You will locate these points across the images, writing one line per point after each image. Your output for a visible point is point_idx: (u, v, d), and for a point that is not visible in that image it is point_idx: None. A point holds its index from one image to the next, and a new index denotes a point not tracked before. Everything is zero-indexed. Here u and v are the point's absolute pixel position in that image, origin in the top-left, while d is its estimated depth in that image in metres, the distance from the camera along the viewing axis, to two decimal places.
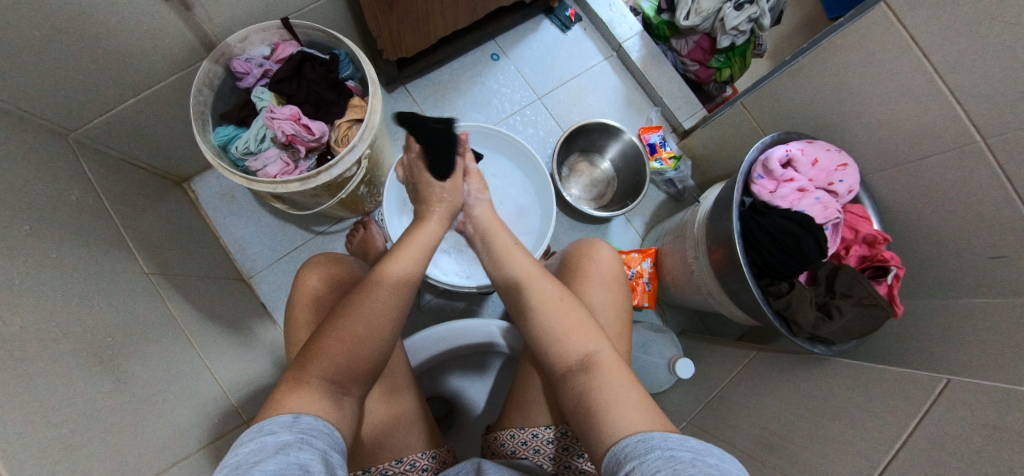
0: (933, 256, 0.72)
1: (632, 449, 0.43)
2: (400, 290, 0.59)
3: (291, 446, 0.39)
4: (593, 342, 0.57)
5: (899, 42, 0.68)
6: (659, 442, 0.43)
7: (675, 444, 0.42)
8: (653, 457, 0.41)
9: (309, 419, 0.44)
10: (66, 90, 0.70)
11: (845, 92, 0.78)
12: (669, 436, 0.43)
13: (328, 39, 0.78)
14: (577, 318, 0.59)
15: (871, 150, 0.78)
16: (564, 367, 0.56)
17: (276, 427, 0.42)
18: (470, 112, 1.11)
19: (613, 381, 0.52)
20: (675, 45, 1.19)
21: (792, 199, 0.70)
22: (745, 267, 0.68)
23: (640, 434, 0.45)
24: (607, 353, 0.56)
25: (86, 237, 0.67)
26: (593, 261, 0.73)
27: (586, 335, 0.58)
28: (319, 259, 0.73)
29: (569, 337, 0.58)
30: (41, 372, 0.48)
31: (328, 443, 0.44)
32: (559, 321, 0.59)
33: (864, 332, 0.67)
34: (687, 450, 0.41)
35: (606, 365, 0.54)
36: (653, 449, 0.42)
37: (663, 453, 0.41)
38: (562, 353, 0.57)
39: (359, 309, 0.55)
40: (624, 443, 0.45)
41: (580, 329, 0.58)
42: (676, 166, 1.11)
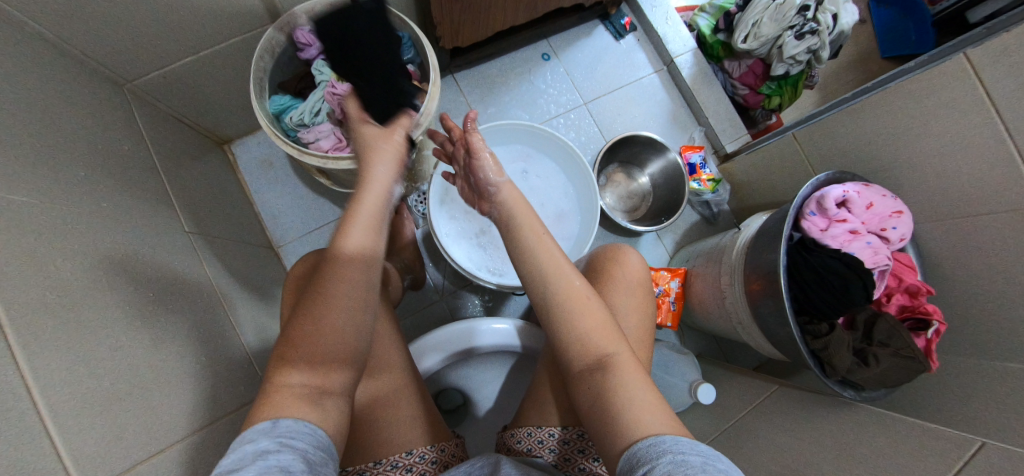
0: (974, 314, 0.72)
1: (644, 454, 0.43)
2: (360, 266, 0.53)
3: (272, 451, 0.38)
4: (612, 342, 0.55)
5: (971, 95, 0.66)
6: (669, 446, 0.42)
7: (687, 449, 0.42)
8: (664, 461, 0.41)
9: (288, 422, 0.42)
10: (130, 40, 0.70)
11: (905, 138, 0.77)
12: (679, 440, 0.43)
13: (394, 20, 0.77)
14: (598, 315, 0.57)
15: (925, 200, 0.77)
16: (582, 364, 0.55)
17: (256, 434, 0.40)
18: (515, 109, 1.11)
19: (631, 385, 0.51)
20: (727, 67, 1.18)
21: (843, 241, 0.68)
22: (787, 304, 0.67)
23: (651, 438, 0.44)
24: (625, 355, 0.54)
25: (134, 189, 0.68)
26: (621, 266, 0.72)
27: (606, 337, 0.55)
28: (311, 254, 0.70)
29: (588, 338, 0.55)
30: (90, 322, 0.48)
31: (311, 443, 0.42)
32: (579, 317, 0.56)
33: (897, 382, 0.67)
34: (698, 454, 0.41)
35: (625, 368, 0.53)
36: (664, 453, 0.41)
37: (675, 458, 0.40)
38: (576, 353, 0.55)
39: (325, 294, 0.50)
40: (637, 446, 0.44)
41: (602, 328, 0.56)
42: (715, 188, 1.10)
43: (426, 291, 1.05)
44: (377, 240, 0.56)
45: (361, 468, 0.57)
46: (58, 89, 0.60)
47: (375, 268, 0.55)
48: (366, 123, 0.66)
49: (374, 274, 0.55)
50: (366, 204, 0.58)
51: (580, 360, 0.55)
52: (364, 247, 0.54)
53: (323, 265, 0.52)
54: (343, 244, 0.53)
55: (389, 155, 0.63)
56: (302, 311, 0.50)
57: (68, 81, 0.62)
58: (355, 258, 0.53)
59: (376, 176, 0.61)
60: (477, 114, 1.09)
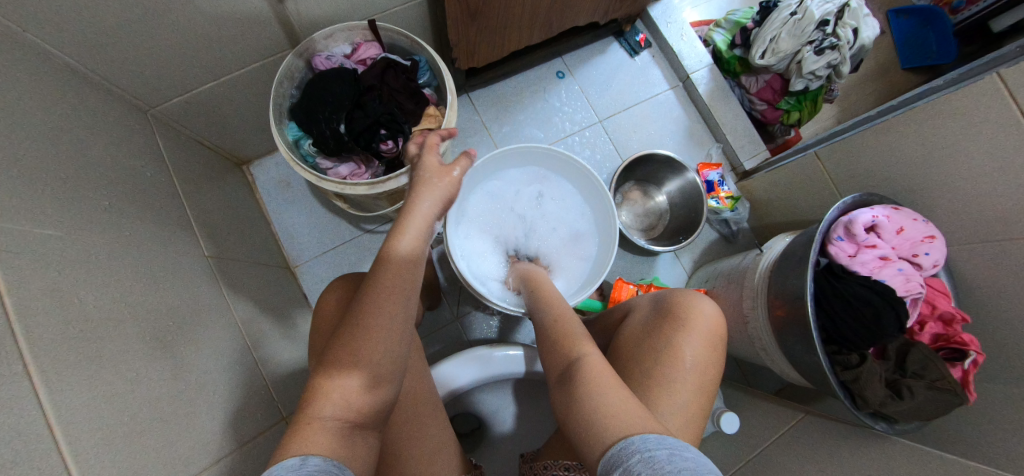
0: (1011, 343, 0.69)
1: (616, 457, 0.43)
2: (404, 272, 0.53)
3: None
4: (582, 348, 0.59)
5: (1007, 116, 0.64)
6: (638, 445, 0.43)
7: (654, 445, 0.42)
8: (634, 462, 0.41)
9: (316, 460, 0.42)
10: (155, 68, 0.71)
11: (934, 158, 0.75)
12: (648, 436, 0.44)
13: (411, 45, 0.78)
14: (574, 333, 0.63)
15: (957, 223, 0.74)
16: (557, 376, 0.59)
17: (285, 470, 0.40)
18: (530, 127, 1.10)
19: (598, 382, 0.52)
20: (744, 82, 1.16)
21: (873, 268, 0.66)
22: (815, 333, 0.65)
23: (623, 440, 0.44)
24: (593, 357, 0.57)
25: (157, 215, 0.68)
26: (691, 313, 0.63)
27: (574, 344, 0.60)
28: (335, 283, 0.70)
29: (563, 349, 0.61)
30: (111, 354, 0.48)
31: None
32: (557, 334, 0.63)
33: (933, 416, 0.64)
34: (664, 448, 0.41)
35: (592, 368, 0.55)
36: (635, 452, 0.42)
37: (643, 457, 0.41)
38: (554, 366, 0.61)
39: (360, 319, 0.49)
40: (611, 450, 0.44)
41: (572, 339, 0.61)
42: (733, 206, 1.08)
43: (441, 312, 1.04)
44: (425, 244, 0.57)
45: None
46: (85, 119, 0.61)
47: (415, 273, 0.54)
48: (430, 151, 0.63)
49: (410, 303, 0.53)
50: (416, 217, 0.57)
51: (557, 372, 0.59)
52: (410, 255, 0.54)
53: (374, 265, 0.53)
54: (394, 247, 0.54)
55: (437, 190, 0.59)
56: (342, 336, 0.49)
57: (93, 110, 0.63)
58: (398, 264, 0.53)
59: (419, 210, 0.57)
60: (492, 133, 1.09)
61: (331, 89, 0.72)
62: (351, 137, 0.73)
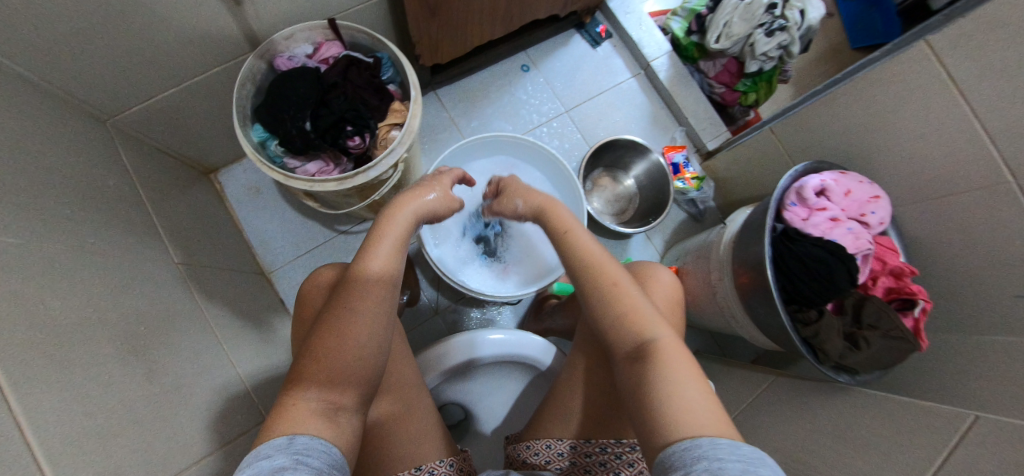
0: (956, 292, 0.73)
1: (678, 459, 0.40)
2: (378, 289, 0.54)
3: (288, 469, 0.38)
4: (652, 328, 0.53)
5: (936, 80, 0.69)
6: (704, 451, 0.39)
7: (725, 454, 0.39)
8: (699, 470, 0.38)
9: (305, 439, 0.42)
10: (113, 77, 0.71)
11: (876, 125, 0.79)
12: (717, 441, 0.40)
13: (372, 42, 0.79)
14: (634, 301, 0.56)
15: (900, 184, 0.79)
16: (622, 353, 0.53)
17: (272, 450, 0.40)
18: (498, 121, 1.12)
19: (669, 371, 0.48)
20: (702, 67, 1.20)
21: (825, 228, 0.70)
22: (776, 294, 0.69)
23: (687, 441, 0.41)
24: (668, 340, 0.52)
25: (121, 224, 0.68)
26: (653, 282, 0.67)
27: (644, 322, 0.54)
28: (324, 269, 0.69)
29: (627, 322, 0.54)
30: (79, 359, 0.47)
31: (326, 461, 0.42)
32: (617, 307, 0.56)
33: (889, 365, 0.68)
34: (736, 460, 0.38)
35: (667, 354, 0.50)
36: (700, 460, 0.39)
37: (710, 466, 0.38)
38: (617, 342, 0.54)
39: (342, 312, 0.51)
40: (671, 449, 0.41)
41: (641, 313, 0.55)
42: (699, 186, 1.12)
43: (421, 307, 1.05)
44: (399, 264, 0.59)
45: None
46: (41, 129, 0.60)
47: (392, 287, 0.56)
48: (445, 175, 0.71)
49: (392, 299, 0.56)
50: (390, 232, 0.59)
51: (620, 349, 0.54)
52: (384, 274, 0.56)
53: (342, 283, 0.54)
54: (364, 265, 0.56)
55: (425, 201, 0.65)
56: (322, 324, 0.51)
57: (48, 120, 0.62)
58: (374, 283, 0.55)
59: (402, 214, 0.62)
60: (461, 128, 1.10)
61: (295, 89, 0.72)
62: (317, 135, 0.73)
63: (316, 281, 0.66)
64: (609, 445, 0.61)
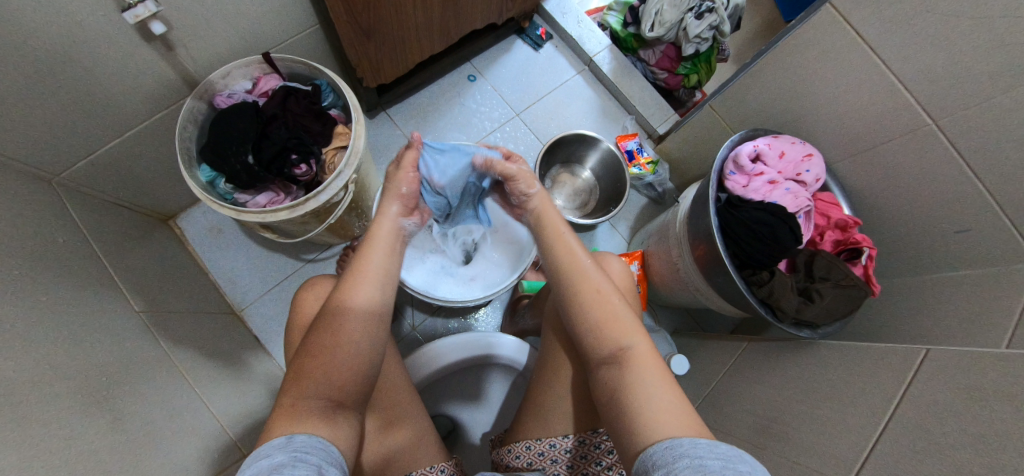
0: (899, 235, 0.77)
1: (659, 458, 0.41)
2: (368, 320, 0.53)
3: (285, 465, 0.39)
4: (629, 334, 0.53)
5: (847, 39, 0.73)
6: (685, 449, 0.40)
7: (704, 452, 0.40)
8: (680, 467, 0.39)
9: (302, 437, 0.43)
10: (55, 134, 0.71)
11: (802, 88, 0.83)
12: (698, 441, 0.41)
13: (309, 70, 0.81)
14: (614, 306, 0.55)
15: (833, 140, 0.83)
16: (599, 358, 0.54)
17: (271, 450, 0.41)
18: (451, 131, 1.14)
19: (646, 379, 0.49)
20: (643, 56, 1.24)
21: (764, 192, 0.76)
22: (727, 260, 0.72)
23: (667, 441, 0.42)
24: (644, 348, 0.52)
25: (76, 277, 0.67)
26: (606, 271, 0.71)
27: (622, 329, 0.54)
28: (319, 280, 0.69)
29: (603, 329, 0.54)
30: (37, 413, 0.47)
31: (324, 457, 0.43)
32: (595, 311, 0.55)
33: (846, 314, 0.71)
34: (717, 458, 0.39)
35: (643, 363, 0.51)
36: (682, 457, 0.40)
37: (692, 463, 0.39)
38: (592, 346, 0.54)
39: (332, 322, 0.51)
40: (651, 450, 0.43)
41: (619, 320, 0.54)
42: (654, 170, 1.15)
43: (397, 324, 1.05)
44: (388, 290, 0.56)
45: None
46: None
47: (382, 322, 0.54)
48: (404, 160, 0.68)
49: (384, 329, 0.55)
50: (376, 251, 0.58)
51: (596, 354, 0.54)
52: (374, 306, 0.54)
53: (323, 317, 0.52)
54: (349, 298, 0.53)
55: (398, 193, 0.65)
56: (315, 329, 0.52)
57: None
58: (362, 313, 0.53)
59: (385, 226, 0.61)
60: None
61: (235, 124, 0.74)
62: (262, 167, 0.74)
63: (312, 290, 0.67)
64: (586, 436, 0.62)
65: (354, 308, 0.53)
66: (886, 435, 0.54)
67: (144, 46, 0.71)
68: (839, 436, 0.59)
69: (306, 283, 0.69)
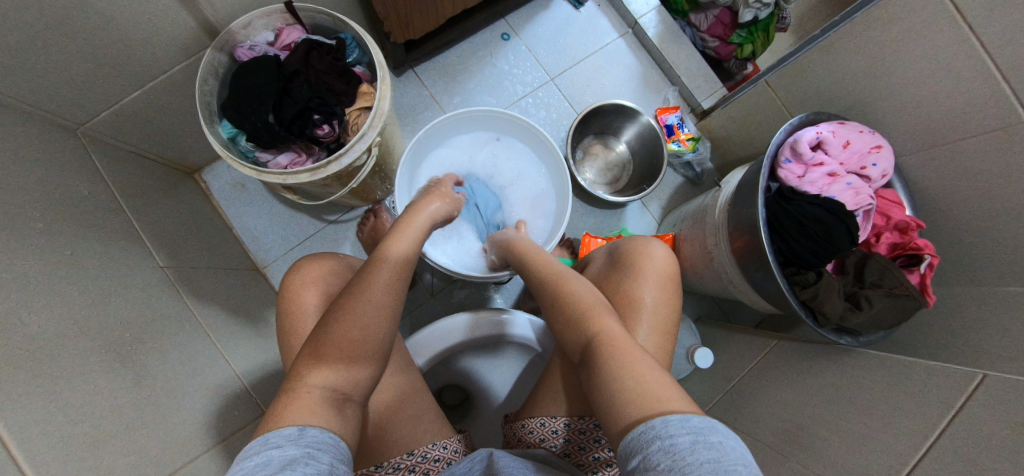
0: (965, 243, 0.70)
1: (633, 444, 0.38)
2: (395, 270, 0.56)
3: (297, 463, 0.37)
4: (600, 321, 0.52)
5: (942, 15, 0.63)
6: (658, 429, 0.37)
7: (675, 429, 0.37)
8: (654, 451, 0.36)
9: (315, 431, 0.41)
10: (76, 81, 0.68)
11: (878, 69, 0.74)
12: (668, 418, 0.38)
13: (334, 23, 0.75)
14: (588, 303, 0.55)
15: (906, 129, 0.74)
16: (577, 354, 0.52)
17: (281, 440, 0.39)
18: (481, 95, 1.08)
19: (619, 359, 0.46)
20: (693, 21, 1.13)
21: (821, 185, 0.70)
22: (772, 256, 0.66)
23: (642, 421, 0.39)
24: (613, 331, 0.50)
25: (101, 231, 0.67)
26: (649, 258, 0.67)
27: (593, 318, 0.53)
28: (305, 262, 0.67)
29: (577, 325, 0.54)
30: (61, 372, 0.47)
31: (335, 454, 0.41)
32: (574, 308, 0.56)
33: (895, 323, 0.66)
34: (687, 432, 0.36)
35: (614, 346, 0.48)
36: (653, 440, 0.37)
37: (664, 446, 0.36)
38: (572, 344, 0.54)
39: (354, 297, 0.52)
40: (628, 432, 0.39)
41: (591, 312, 0.54)
42: (695, 147, 1.08)
43: (416, 291, 1.04)
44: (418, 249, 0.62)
45: (365, 472, 0.55)
46: (17, 139, 0.59)
47: (409, 270, 0.59)
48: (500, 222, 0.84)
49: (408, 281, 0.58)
50: (417, 226, 0.64)
51: (575, 351, 0.53)
52: (405, 259, 0.59)
53: (365, 265, 0.57)
54: (387, 250, 0.59)
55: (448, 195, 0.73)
56: (333, 310, 0.51)
57: (22, 131, 0.61)
58: (396, 261, 0.57)
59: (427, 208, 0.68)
60: (443, 106, 1.07)
61: (256, 80, 0.70)
62: (283, 127, 0.71)
63: (303, 274, 0.64)
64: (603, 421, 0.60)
65: (391, 258, 0.58)
66: (925, 462, 0.51)
67: None
68: (872, 455, 0.56)
69: (294, 267, 0.66)
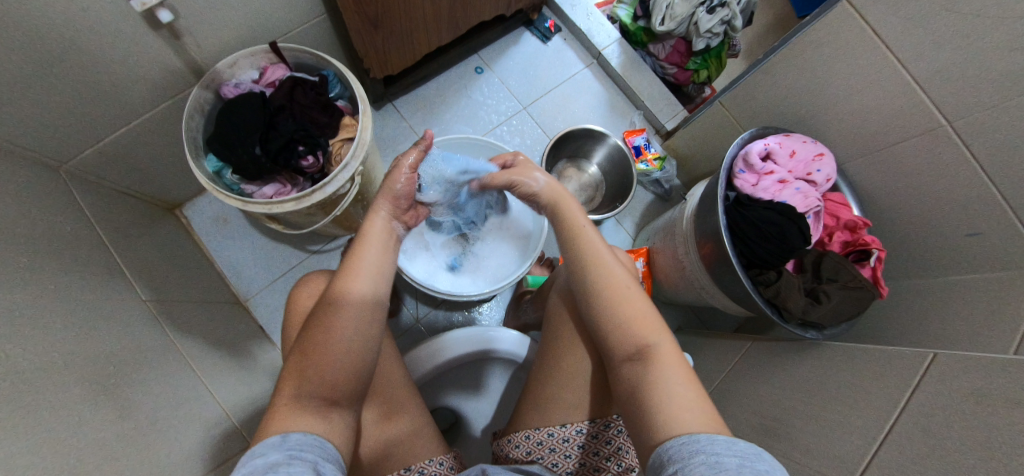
0: (908, 239, 0.76)
1: (675, 453, 0.41)
2: (364, 310, 0.53)
3: (282, 463, 0.39)
4: (652, 333, 0.53)
5: (863, 37, 0.72)
6: (703, 446, 0.40)
7: (721, 448, 0.39)
8: (696, 462, 0.39)
9: (297, 435, 0.43)
10: (63, 121, 0.71)
11: (816, 87, 0.82)
12: (715, 437, 0.41)
13: (316, 61, 0.80)
14: (640, 307, 0.55)
15: (846, 139, 0.82)
16: (623, 354, 0.53)
17: (266, 448, 0.40)
18: (458, 124, 1.14)
19: (671, 377, 0.48)
20: (653, 50, 1.23)
21: (774, 191, 0.76)
22: (735, 259, 0.72)
23: (685, 436, 0.42)
24: (667, 346, 0.51)
25: (84, 265, 0.67)
26: None
27: (646, 327, 0.53)
28: (314, 276, 0.69)
29: (630, 327, 0.53)
30: (45, 401, 0.47)
31: (319, 454, 0.43)
32: (623, 309, 0.55)
33: (852, 314, 0.71)
34: (734, 455, 0.38)
35: (666, 361, 0.50)
36: (697, 453, 0.40)
37: (708, 460, 0.38)
38: (613, 344, 0.54)
39: (329, 312, 0.52)
40: (669, 442, 0.42)
41: (645, 319, 0.54)
42: (662, 166, 1.15)
43: (401, 317, 1.05)
44: (380, 280, 0.57)
45: None
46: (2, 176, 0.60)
47: (378, 309, 0.55)
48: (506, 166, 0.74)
49: (379, 318, 0.55)
50: (370, 238, 0.60)
51: (619, 350, 0.53)
52: (369, 296, 0.54)
53: (320, 307, 0.53)
54: (347, 288, 0.54)
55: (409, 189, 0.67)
56: (310, 324, 0.52)
57: (8, 169, 0.62)
58: (359, 303, 0.53)
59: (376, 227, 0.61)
60: (422, 136, 1.12)
61: (242, 116, 0.74)
62: (269, 159, 0.74)
63: (306, 289, 0.66)
64: (586, 426, 0.62)
65: (352, 299, 0.53)
66: (889, 439, 0.54)
67: (151, 35, 0.70)
68: (842, 438, 0.59)
69: (303, 280, 0.69)
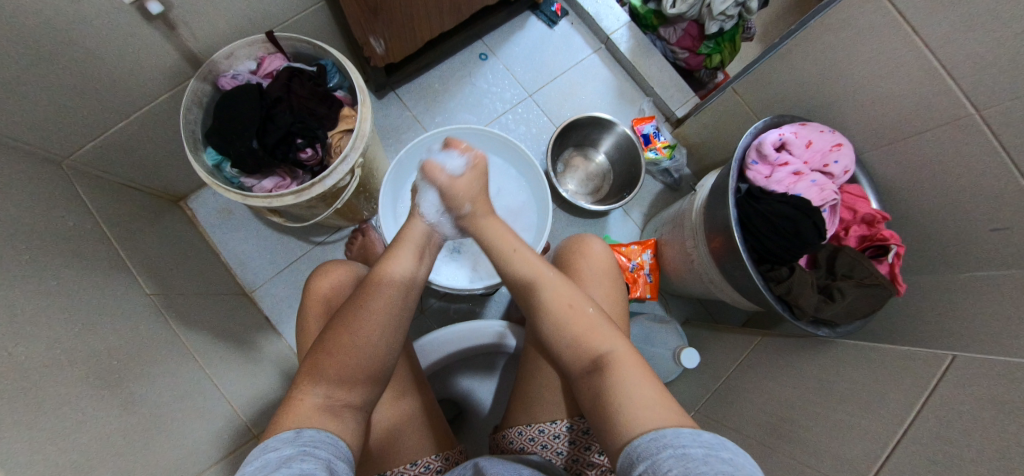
0: (929, 232, 0.73)
1: (643, 450, 0.40)
2: (398, 295, 0.53)
3: (295, 459, 0.38)
4: (607, 340, 0.52)
5: (887, 18, 0.68)
6: (670, 439, 0.39)
7: (687, 440, 0.38)
8: (665, 457, 0.38)
9: (312, 432, 0.42)
10: (62, 115, 0.70)
11: (834, 72, 0.78)
12: (681, 430, 0.40)
13: (314, 50, 0.78)
14: (590, 317, 0.54)
15: (865, 127, 0.78)
16: (580, 369, 0.52)
17: (280, 443, 0.40)
18: (462, 113, 1.11)
19: (628, 380, 0.47)
20: (663, 34, 1.18)
21: (788, 183, 0.73)
22: (745, 253, 0.69)
23: (651, 433, 0.41)
24: (622, 351, 0.50)
25: (88, 260, 0.67)
26: (586, 258, 0.70)
27: (599, 336, 0.52)
28: (331, 266, 0.69)
29: (580, 341, 0.52)
30: (48, 399, 0.47)
31: (334, 453, 0.42)
32: (570, 324, 0.53)
33: (868, 312, 0.68)
34: (700, 446, 0.38)
35: (621, 366, 0.49)
36: (665, 447, 0.38)
37: (676, 453, 0.37)
38: (569, 360, 0.53)
39: (358, 308, 0.51)
40: (634, 442, 0.41)
41: (595, 329, 0.53)
42: (671, 155, 1.11)
43: None
44: (416, 270, 0.58)
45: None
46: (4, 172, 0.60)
47: (414, 294, 0.56)
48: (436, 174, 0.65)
49: (412, 303, 0.55)
50: (407, 242, 0.60)
51: (576, 365, 0.52)
52: (407, 281, 0.55)
53: (363, 285, 0.54)
54: (387, 270, 0.55)
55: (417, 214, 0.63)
56: (338, 319, 0.51)
57: (11, 164, 0.62)
58: (395, 287, 0.54)
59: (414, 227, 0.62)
60: (425, 125, 1.10)
61: (238, 108, 0.72)
62: (267, 152, 0.73)
63: (324, 280, 0.66)
64: (574, 422, 0.61)
65: (388, 280, 0.54)
66: (903, 444, 0.52)
67: (145, 26, 0.69)
68: (854, 441, 0.57)
69: (316, 271, 0.68)
